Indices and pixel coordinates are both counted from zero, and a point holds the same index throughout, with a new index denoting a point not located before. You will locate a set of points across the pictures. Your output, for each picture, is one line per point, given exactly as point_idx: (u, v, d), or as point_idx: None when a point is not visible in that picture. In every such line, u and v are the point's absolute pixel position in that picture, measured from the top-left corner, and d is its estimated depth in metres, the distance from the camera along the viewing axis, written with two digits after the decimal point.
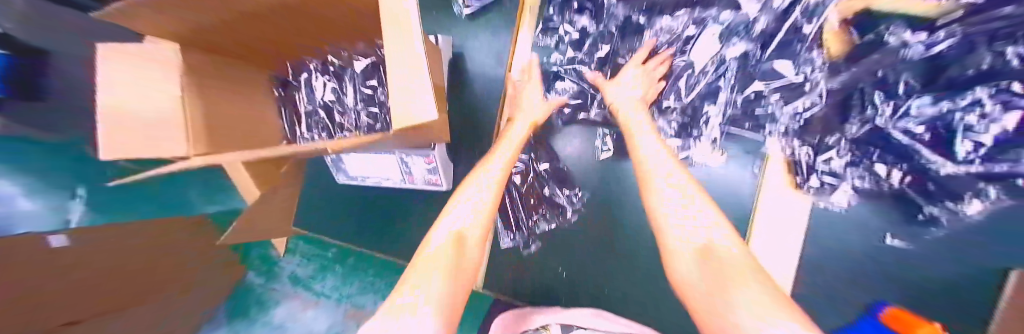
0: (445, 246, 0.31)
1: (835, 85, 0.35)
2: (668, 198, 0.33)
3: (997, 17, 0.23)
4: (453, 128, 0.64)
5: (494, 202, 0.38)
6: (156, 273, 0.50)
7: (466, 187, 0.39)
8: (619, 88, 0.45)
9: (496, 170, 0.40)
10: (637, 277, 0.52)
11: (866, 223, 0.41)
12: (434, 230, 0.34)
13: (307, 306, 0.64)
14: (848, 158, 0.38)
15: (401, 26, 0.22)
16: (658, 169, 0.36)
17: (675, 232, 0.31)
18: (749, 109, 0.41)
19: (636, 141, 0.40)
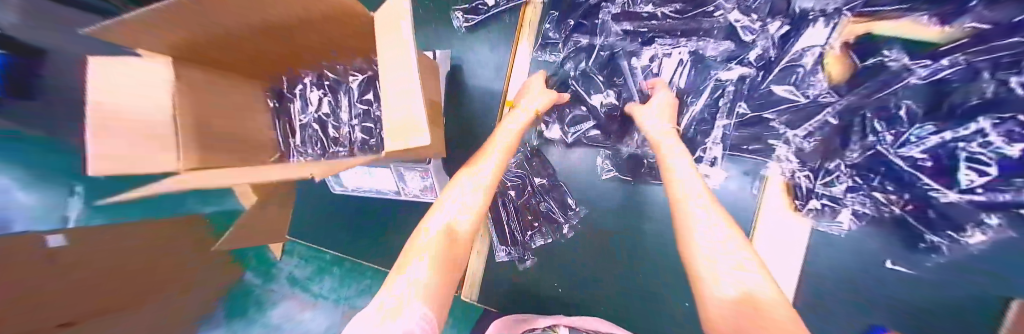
0: (430, 247, 0.29)
1: (840, 107, 0.32)
2: (699, 218, 0.30)
3: (1006, 45, 0.22)
4: (449, 138, 0.56)
5: (484, 202, 0.35)
6: (156, 274, 0.47)
7: (456, 184, 0.36)
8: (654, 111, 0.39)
9: (493, 165, 0.37)
10: (637, 293, 0.48)
11: (869, 249, 0.37)
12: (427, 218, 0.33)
13: (305, 307, 0.63)
14: (848, 183, 0.35)
15: (403, 33, 0.26)
16: (686, 187, 0.32)
17: (702, 251, 0.27)
18: (749, 131, 0.39)
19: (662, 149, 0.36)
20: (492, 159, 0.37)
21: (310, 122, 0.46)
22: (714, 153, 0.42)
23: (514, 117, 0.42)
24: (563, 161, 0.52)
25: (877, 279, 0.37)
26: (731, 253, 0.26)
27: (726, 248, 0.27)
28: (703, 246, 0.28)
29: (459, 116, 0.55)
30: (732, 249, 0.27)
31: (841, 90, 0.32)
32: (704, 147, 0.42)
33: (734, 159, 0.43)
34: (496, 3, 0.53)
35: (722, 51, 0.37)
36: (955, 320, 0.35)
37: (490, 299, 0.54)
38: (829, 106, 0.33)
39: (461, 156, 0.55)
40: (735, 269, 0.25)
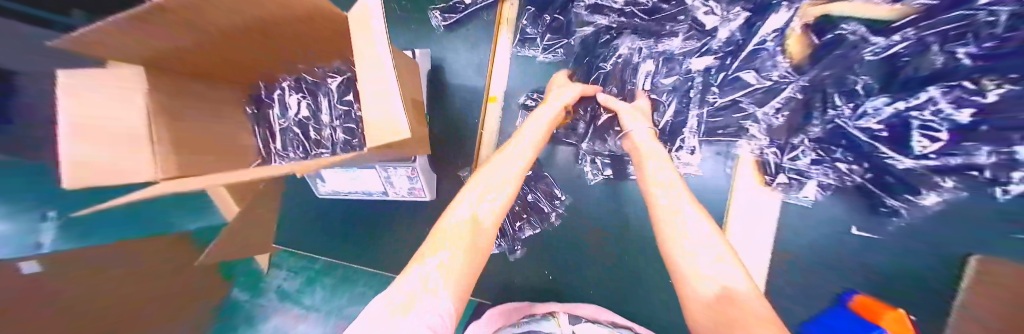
0: (457, 235, 0.27)
1: (802, 84, 0.34)
2: (681, 219, 0.32)
3: (950, 19, 0.24)
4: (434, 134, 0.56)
5: (506, 206, 0.33)
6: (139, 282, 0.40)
7: (472, 185, 0.34)
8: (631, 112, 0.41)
9: (523, 159, 0.37)
10: (625, 275, 0.49)
11: (835, 217, 0.40)
12: (453, 205, 0.32)
13: (296, 322, 0.60)
14: (812, 157, 0.37)
15: (364, 29, 0.26)
16: (666, 188, 0.35)
17: (687, 246, 0.29)
18: (722, 116, 0.40)
19: (643, 156, 0.39)
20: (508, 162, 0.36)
21: (291, 127, 0.47)
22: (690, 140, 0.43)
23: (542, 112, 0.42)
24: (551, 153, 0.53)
25: (843, 245, 0.40)
26: (712, 247, 0.29)
27: (703, 243, 0.29)
28: (686, 241, 0.29)
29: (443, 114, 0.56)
30: (713, 244, 0.29)
31: (800, 69, 0.34)
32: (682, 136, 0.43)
33: (711, 143, 0.44)
34: (473, 1, 0.53)
35: (689, 47, 0.41)
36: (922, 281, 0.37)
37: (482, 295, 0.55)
38: (790, 85, 0.35)
39: (450, 156, 0.55)
40: (719, 264, 0.27)
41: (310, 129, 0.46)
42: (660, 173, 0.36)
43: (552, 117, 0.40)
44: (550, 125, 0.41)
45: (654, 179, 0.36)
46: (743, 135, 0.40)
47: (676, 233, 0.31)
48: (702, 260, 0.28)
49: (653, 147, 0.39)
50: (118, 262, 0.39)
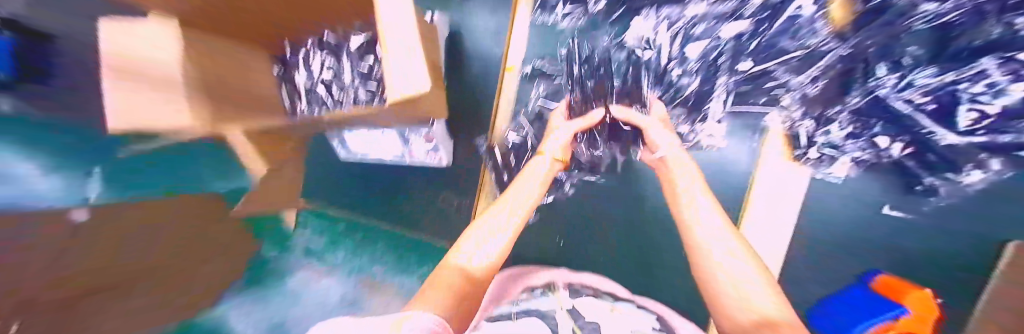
0: (450, 275, 0.45)
1: (845, 51, 0.34)
2: (712, 240, 0.40)
3: None
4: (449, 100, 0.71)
5: (496, 258, 0.50)
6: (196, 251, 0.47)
7: (468, 237, 0.51)
8: (657, 127, 0.51)
9: (514, 221, 0.55)
10: (632, 249, 0.51)
11: (864, 196, 0.35)
12: (460, 246, 0.49)
13: (321, 275, 0.56)
14: (849, 130, 0.35)
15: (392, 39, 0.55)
16: (690, 192, 0.45)
17: (702, 236, 0.41)
18: (757, 84, 0.41)
19: (671, 168, 0.48)
20: (501, 215, 0.54)
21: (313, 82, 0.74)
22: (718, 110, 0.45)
23: (536, 166, 0.59)
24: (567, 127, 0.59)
25: (872, 230, 0.34)
26: (724, 240, 0.39)
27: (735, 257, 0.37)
28: (719, 256, 0.38)
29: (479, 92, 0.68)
30: (726, 238, 0.39)
31: (843, 35, 0.34)
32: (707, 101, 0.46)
33: (740, 116, 0.43)
34: None
35: (724, 10, 0.44)
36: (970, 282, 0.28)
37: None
38: (832, 51, 0.35)
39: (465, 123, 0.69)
40: (759, 284, 0.34)
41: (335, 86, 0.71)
42: (699, 194, 0.44)
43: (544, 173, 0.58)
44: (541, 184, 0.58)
45: (681, 198, 0.45)
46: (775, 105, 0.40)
47: (711, 252, 0.39)
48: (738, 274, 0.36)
49: (678, 157, 0.48)
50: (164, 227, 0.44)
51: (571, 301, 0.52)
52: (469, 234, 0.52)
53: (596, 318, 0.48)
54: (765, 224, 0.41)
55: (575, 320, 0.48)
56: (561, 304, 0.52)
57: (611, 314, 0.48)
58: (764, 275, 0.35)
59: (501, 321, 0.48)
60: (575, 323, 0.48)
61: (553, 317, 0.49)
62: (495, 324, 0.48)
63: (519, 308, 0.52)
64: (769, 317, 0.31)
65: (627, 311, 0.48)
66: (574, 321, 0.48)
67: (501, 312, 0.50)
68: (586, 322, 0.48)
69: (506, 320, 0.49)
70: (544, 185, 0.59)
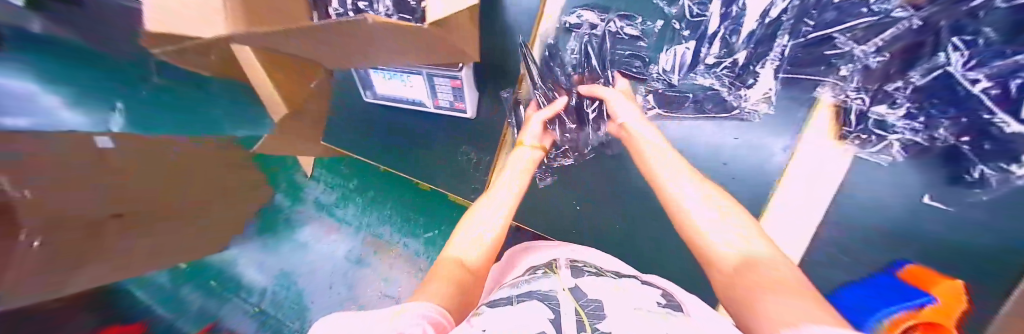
0: (470, 248, 0.35)
1: (918, 23, 0.28)
2: (685, 195, 0.29)
3: None
4: (484, 44, 0.53)
5: (495, 241, 0.37)
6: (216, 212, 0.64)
7: (466, 225, 0.39)
8: (623, 101, 0.42)
9: (512, 192, 0.42)
10: (653, 223, 0.49)
11: (909, 187, 0.34)
12: (456, 234, 0.38)
13: (331, 231, 0.86)
14: (905, 110, 0.32)
15: None
16: (657, 155, 0.35)
17: (688, 202, 0.29)
18: (816, 53, 0.34)
19: (631, 129, 0.39)
20: (503, 190, 0.43)
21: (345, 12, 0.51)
22: (770, 78, 0.36)
23: (519, 154, 0.46)
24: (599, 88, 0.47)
25: (909, 223, 0.34)
26: (716, 207, 0.28)
27: (717, 217, 0.27)
28: (695, 213, 0.28)
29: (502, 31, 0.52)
30: (717, 203, 0.28)
31: (918, 3, 0.27)
32: (764, 62, 0.36)
33: (792, 86, 0.37)
34: None
35: None
36: (991, 273, 0.32)
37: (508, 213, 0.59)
38: (903, 21, 0.28)
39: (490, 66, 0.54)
40: (740, 227, 0.25)
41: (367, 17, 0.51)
42: (656, 152, 0.36)
43: (531, 160, 0.45)
44: (528, 169, 0.45)
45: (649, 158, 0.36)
46: (830, 78, 0.34)
47: (687, 213, 0.28)
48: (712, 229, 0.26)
49: (643, 124, 0.40)
50: None
51: (574, 280, 0.34)
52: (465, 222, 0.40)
53: (599, 295, 0.29)
54: (795, 206, 0.39)
55: (578, 299, 0.29)
56: (563, 284, 0.33)
57: (616, 291, 0.31)
58: (754, 231, 0.25)
59: (498, 307, 0.28)
60: (579, 302, 0.28)
61: (555, 298, 0.29)
62: (494, 309, 0.28)
63: (519, 291, 0.32)
64: (751, 255, 0.22)
65: (635, 288, 0.33)
66: (578, 300, 0.29)
67: (498, 297, 0.33)
68: (590, 300, 0.28)
69: (503, 304, 0.29)
70: (531, 167, 0.46)
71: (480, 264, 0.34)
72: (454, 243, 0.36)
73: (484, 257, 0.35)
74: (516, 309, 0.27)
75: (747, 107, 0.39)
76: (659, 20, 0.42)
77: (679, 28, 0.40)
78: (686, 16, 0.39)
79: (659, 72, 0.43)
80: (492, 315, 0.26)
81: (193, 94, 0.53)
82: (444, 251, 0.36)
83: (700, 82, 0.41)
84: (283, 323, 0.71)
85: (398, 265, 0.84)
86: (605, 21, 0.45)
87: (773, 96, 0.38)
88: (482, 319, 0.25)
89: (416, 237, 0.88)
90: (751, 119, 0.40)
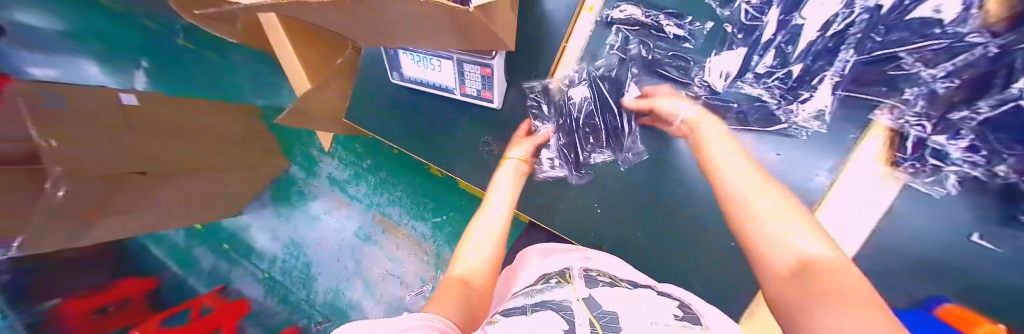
0: (481, 255, 0.38)
1: (994, 50, 0.25)
2: (758, 201, 0.32)
3: None
4: (522, 38, 0.52)
5: (495, 255, 0.40)
6: (227, 176, 0.77)
7: (473, 233, 0.42)
8: (675, 100, 0.42)
9: (498, 214, 0.45)
10: (678, 235, 0.47)
11: (956, 220, 0.31)
12: (464, 246, 0.41)
13: (341, 206, 0.93)
14: (970, 143, 0.28)
15: None
16: (720, 156, 0.37)
17: (761, 203, 0.32)
18: (880, 71, 0.31)
19: (702, 139, 0.39)
20: (499, 200, 0.48)
21: None
22: (824, 94, 0.34)
23: (504, 173, 0.51)
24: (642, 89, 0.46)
25: (954, 258, 0.32)
26: (788, 221, 0.30)
27: (805, 241, 0.28)
28: (771, 223, 0.30)
29: (537, 18, 0.50)
30: (787, 217, 0.30)
31: (997, 30, 0.25)
32: (820, 78, 0.34)
33: (850, 104, 0.34)
34: None
35: None
36: None
37: (526, 209, 0.59)
38: (979, 47, 0.26)
39: (524, 60, 0.53)
40: (814, 242, 0.27)
41: None
42: (727, 160, 0.36)
43: (512, 179, 0.50)
44: (517, 182, 0.51)
45: (721, 166, 0.36)
46: (895, 98, 0.31)
47: (759, 223, 0.30)
48: (794, 241, 0.28)
49: (710, 122, 0.40)
50: (188, 155, 0.71)
51: (588, 291, 0.33)
52: (469, 234, 0.43)
53: (615, 307, 0.29)
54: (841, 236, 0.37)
55: (592, 310, 0.28)
56: (577, 294, 0.32)
57: (631, 303, 0.30)
58: (818, 235, 0.29)
59: (513, 316, 0.28)
60: (594, 313, 0.28)
61: (569, 308, 0.29)
62: (509, 318, 0.28)
63: (534, 299, 0.32)
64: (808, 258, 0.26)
65: (652, 298, 0.33)
66: (593, 311, 0.28)
67: (512, 306, 0.32)
68: (605, 312, 0.28)
69: (518, 314, 0.28)
70: (519, 182, 0.51)
71: (486, 279, 0.36)
72: (460, 261, 0.38)
73: (487, 273, 0.37)
74: (530, 320, 0.26)
75: (798, 123, 0.37)
76: (709, 21, 0.40)
77: (732, 32, 0.39)
78: (740, 20, 0.38)
79: (704, 77, 0.41)
80: (510, 323, 0.27)
81: (215, 63, 0.87)
82: (451, 268, 0.38)
83: (746, 91, 0.39)
84: (292, 290, 0.81)
85: (404, 247, 0.87)
86: (652, 18, 0.43)
87: (827, 113, 0.35)
88: (494, 330, 0.25)
89: (424, 220, 0.89)
90: (800, 135, 0.38)
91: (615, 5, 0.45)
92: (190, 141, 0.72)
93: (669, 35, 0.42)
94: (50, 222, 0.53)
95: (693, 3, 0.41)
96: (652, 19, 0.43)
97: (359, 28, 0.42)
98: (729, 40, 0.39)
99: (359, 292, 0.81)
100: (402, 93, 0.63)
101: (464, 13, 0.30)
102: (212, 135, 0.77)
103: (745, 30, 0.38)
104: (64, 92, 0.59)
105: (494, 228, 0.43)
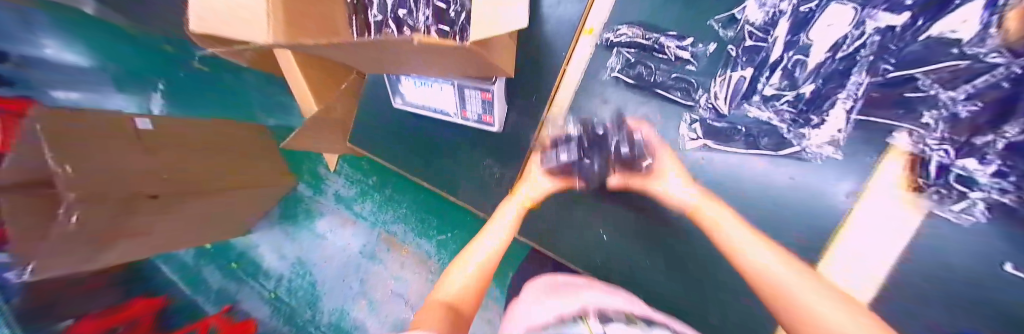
0: (469, 279, 0.39)
1: (1017, 71, 0.24)
2: (776, 271, 0.31)
3: None
4: (524, 61, 0.52)
5: (481, 280, 0.40)
6: (236, 193, 0.77)
7: (466, 257, 0.43)
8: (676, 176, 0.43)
9: (498, 238, 0.45)
10: (688, 262, 0.46)
11: (995, 250, 0.29)
12: (455, 268, 0.41)
13: (346, 225, 0.93)
14: (997, 168, 0.27)
15: None
16: (723, 222, 0.37)
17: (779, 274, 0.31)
18: (893, 94, 0.30)
19: (701, 214, 0.40)
20: (500, 224, 0.47)
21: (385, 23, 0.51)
22: (839, 118, 0.33)
23: (507, 208, 0.49)
24: (647, 108, 0.46)
25: (980, 287, 0.29)
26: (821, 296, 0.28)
27: (826, 308, 0.27)
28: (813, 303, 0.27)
29: (537, 39, 0.50)
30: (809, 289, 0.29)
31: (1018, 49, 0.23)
32: (831, 101, 0.33)
33: (868, 128, 0.32)
34: None
35: None
36: None
37: (530, 232, 0.58)
38: (1000, 68, 0.24)
39: (524, 82, 0.52)
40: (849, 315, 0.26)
41: (405, 23, 0.49)
42: (731, 227, 0.36)
43: (515, 215, 0.48)
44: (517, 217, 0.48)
45: (729, 234, 0.36)
46: (916, 122, 0.29)
47: (796, 296, 0.29)
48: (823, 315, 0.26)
49: (704, 199, 0.40)
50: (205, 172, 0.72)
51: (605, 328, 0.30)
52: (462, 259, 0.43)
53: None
54: (867, 266, 0.34)
55: None
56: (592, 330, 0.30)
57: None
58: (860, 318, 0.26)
59: None
60: None
61: None
62: None
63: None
64: None
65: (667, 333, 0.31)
66: None
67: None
68: None
69: None
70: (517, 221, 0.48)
71: (468, 305, 0.37)
72: (446, 283, 0.39)
73: (472, 297, 0.38)
74: None
75: (810, 147, 0.36)
76: (712, 42, 0.40)
77: (737, 54, 0.39)
78: (745, 40, 0.38)
79: (709, 99, 0.41)
80: None
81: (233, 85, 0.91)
82: (436, 290, 0.38)
83: (754, 114, 0.39)
84: (297, 312, 0.83)
85: (409, 265, 0.87)
86: (652, 39, 0.43)
87: (841, 138, 0.34)
88: None
89: (429, 237, 0.87)
90: (814, 159, 0.36)
91: (614, 27, 0.45)
92: (202, 159, 0.73)
93: (671, 55, 0.42)
94: (62, 242, 0.55)
95: (695, 25, 0.40)
96: (651, 40, 0.43)
97: (366, 61, 0.44)
98: (733, 61, 0.39)
99: (364, 312, 0.83)
100: (405, 116, 0.63)
101: (471, 52, 0.32)
102: (218, 152, 0.78)
103: (755, 51, 0.37)
104: (81, 118, 0.60)
105: (488, 253, 0.43)
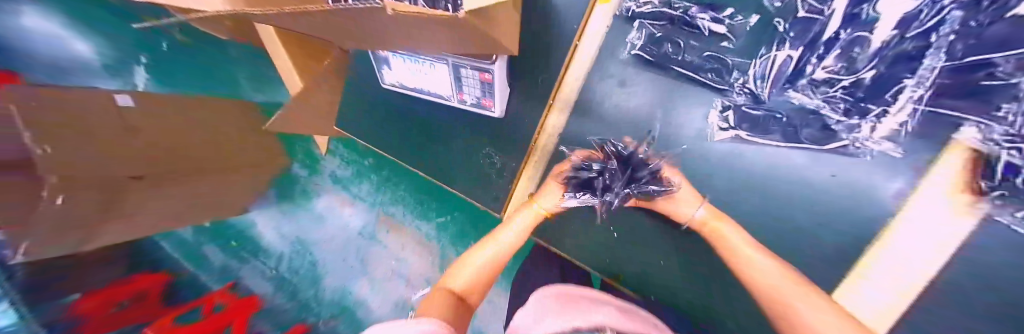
0: (472, 270, 0.43)
1: None
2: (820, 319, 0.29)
3: None
4: (527, 38, 0.46)
5: (487, 276, 0.43)
6: (224, 164, 0.77)
7: (485, 246, 0.45)
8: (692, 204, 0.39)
9: (509, 238, 0.46)
10: (705, 265, 0.44)
11: None
12: (461, 262, 0.44)
13: (345, 204, 0.91)
14: None
15: None
16: (752, 255, 0.35)
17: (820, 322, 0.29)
18: (970, 82, 0.24)
19: (725, 242, 0.37)
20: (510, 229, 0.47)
21: None
22: (903, 111, 0.29)
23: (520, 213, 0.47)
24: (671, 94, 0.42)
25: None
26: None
27: None
28: None
29: (542, 10, 0.44)
30: None
31: None
32: (894, 89, 0.28)
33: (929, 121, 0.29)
34: None
35: None
36: None
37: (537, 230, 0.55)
38: None
39: (528, 61, 0.47)
40: None
41: None
42: (756, 255, 0.35)
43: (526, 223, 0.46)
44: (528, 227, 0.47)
45: (756, 264, 0.35)
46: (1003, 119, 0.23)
47: None
48: None
49: (731, 225, 0.37)
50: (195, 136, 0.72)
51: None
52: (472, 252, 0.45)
53: None
54: (917, 269, 0.30)
55: None
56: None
57: None
58: None
59: None
60: None
61: None
62: None
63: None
64: None
65: None
66: None
67: None
68: None
69: None
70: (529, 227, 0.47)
71: (470, 298, 0.41)
72: (453, 275, 0.42)
73: (480, 286, 0.42)
74: None
75: (865, 141, 0.32)
76: (755, 13, 0.35)
77: (783, 27, 0.34)
78: (796, 11, 0.33)
79: (744, 82, 0.37)
80: None
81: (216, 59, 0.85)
82: (446, 277, 0.43)
83: (799, 101, 0.34)
84: (299, 288, 0.82)
85: (409, 246, 0.85)
86: (678, 7, 0.39)
87: (902, 133, 0.30)
88: None
89: (428, 219, 0.85)
90: (866, 156, 0.32)
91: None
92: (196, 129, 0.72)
93: (705, 26, 0.38)
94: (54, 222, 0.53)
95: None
96: (681, 11, 0.39)
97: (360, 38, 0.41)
98: (772, 37, 0.35)
99: (365, 290, 0.82)
100: (397, 98, 0.59)
101: (481, 34, 0.32)
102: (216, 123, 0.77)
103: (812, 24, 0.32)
104: (60, 109, 0.53)
105: (493, 254, 0.44)
